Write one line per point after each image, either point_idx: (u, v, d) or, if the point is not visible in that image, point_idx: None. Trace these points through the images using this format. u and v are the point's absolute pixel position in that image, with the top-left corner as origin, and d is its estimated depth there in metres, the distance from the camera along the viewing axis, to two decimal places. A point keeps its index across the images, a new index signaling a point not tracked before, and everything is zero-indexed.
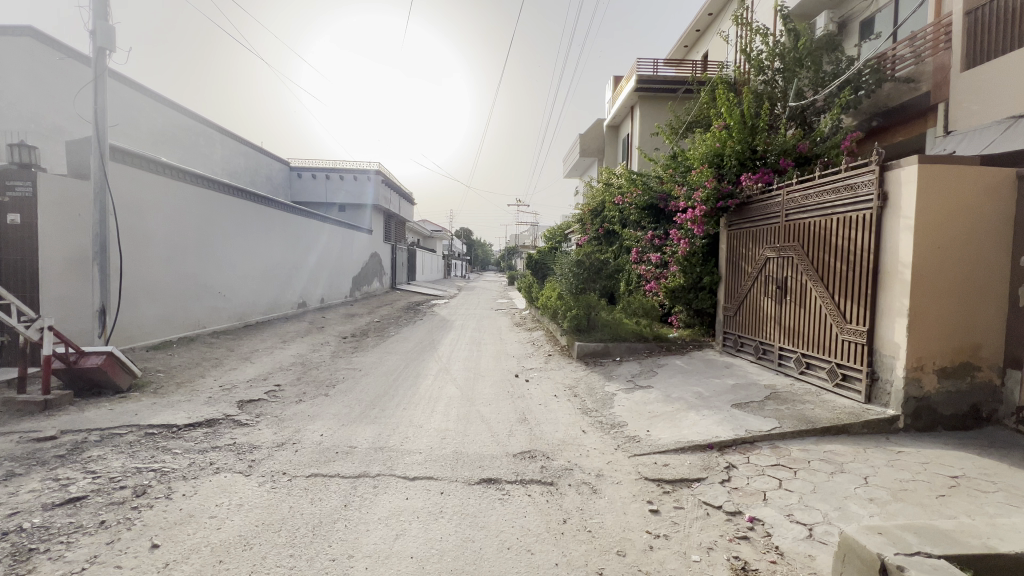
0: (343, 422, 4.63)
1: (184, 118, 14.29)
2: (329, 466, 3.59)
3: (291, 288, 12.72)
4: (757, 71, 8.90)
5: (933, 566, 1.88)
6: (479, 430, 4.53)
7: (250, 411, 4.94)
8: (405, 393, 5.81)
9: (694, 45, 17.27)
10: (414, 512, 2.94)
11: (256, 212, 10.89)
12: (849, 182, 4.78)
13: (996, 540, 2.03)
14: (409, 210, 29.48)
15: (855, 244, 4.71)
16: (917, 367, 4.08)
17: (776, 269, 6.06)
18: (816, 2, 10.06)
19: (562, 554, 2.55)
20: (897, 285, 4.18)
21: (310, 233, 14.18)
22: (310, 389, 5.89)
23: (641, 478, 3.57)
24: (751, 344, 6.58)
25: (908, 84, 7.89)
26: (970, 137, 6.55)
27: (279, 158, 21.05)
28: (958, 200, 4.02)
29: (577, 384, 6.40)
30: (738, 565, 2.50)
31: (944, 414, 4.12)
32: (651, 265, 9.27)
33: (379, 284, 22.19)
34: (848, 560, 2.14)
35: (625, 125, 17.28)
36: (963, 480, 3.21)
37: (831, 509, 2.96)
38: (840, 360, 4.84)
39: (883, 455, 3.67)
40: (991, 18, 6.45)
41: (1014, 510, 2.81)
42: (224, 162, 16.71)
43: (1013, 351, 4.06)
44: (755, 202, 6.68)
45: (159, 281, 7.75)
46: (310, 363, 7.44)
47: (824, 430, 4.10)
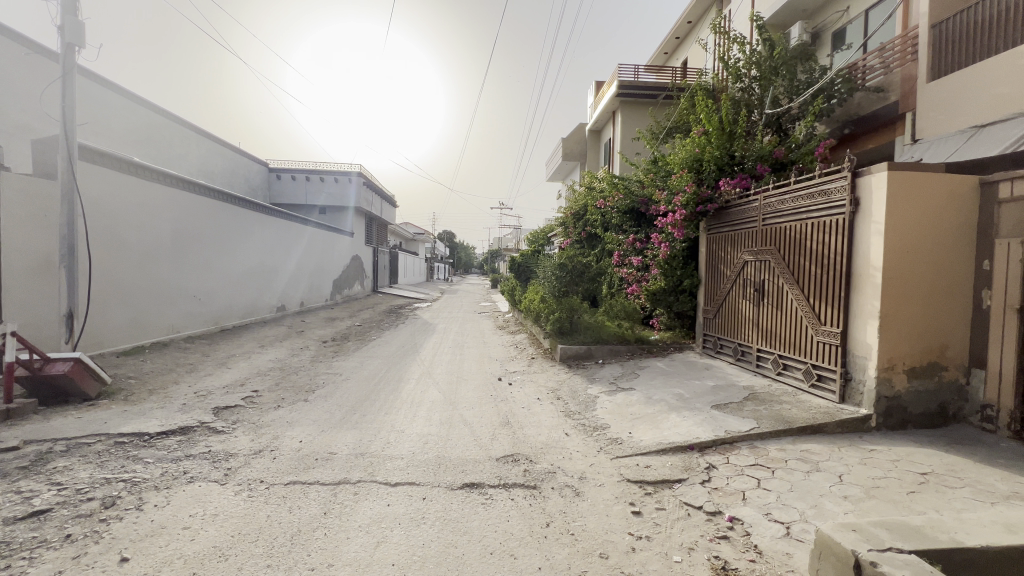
0: (323, 428, 4.55)
1: (157, 117, 13.90)
2: (308, 473, 3.52)
3: (269, 292, 12.46)
4: (735, 79, 9.10)
5: (904, 561, 1.93)
6: (462, 434, 4.49)
7: (226, 418, 4.81)
8: (386, 398, 5.73)
9: (674, 52, 17.58)
10: (395, 518, 2.91)
11: (233, 215, 10.69)
12: (823, 188, 4.91)
13: (962, 534, 2.10)
14: (391, 214, 29.24)
15: (828, 247, 4.83)
16: (888, 367, 4.20)
17: (754, 272, 6.19)
18: (790, 13, 10.34)
19: (545, 558, 2.55)
20: (869, 287, 4.31)
21: (289, 236, 13.94)
22: (288, 395, 5.77)
23: (622, 480, 3.59)
24: (730, 346, 6.70)
25: (878, 94, 8.17)
26: (935, 145, 6.81)
27: (257, 159, 20.67)
28: (925, 206, 4.17)
29: (559, 387, 6.41)
30: (718, 565, 2.53)
31: (913, 413, 4.25)
32: (633, 268, 9.37)
33: (360, 287, 21.92)
34: (824, 557, 2.18)
35: (607, 130, 17.47)
36: (932, 477, 3.32)
37: (807, 508, 3.02)
38: (815, 361, 4.96)
39: (857, 454, 3.76)
40: (956, 30, 6.70)
41: (980, 505, 2.92)
42: (201, 163, 16.34)
43: (977, 351, 4.21)
44: (733, 207, 6.82)
45: (130, 284, 7.52)
46: (289, 368, 7.30)
47: (800, 430, 4.19)
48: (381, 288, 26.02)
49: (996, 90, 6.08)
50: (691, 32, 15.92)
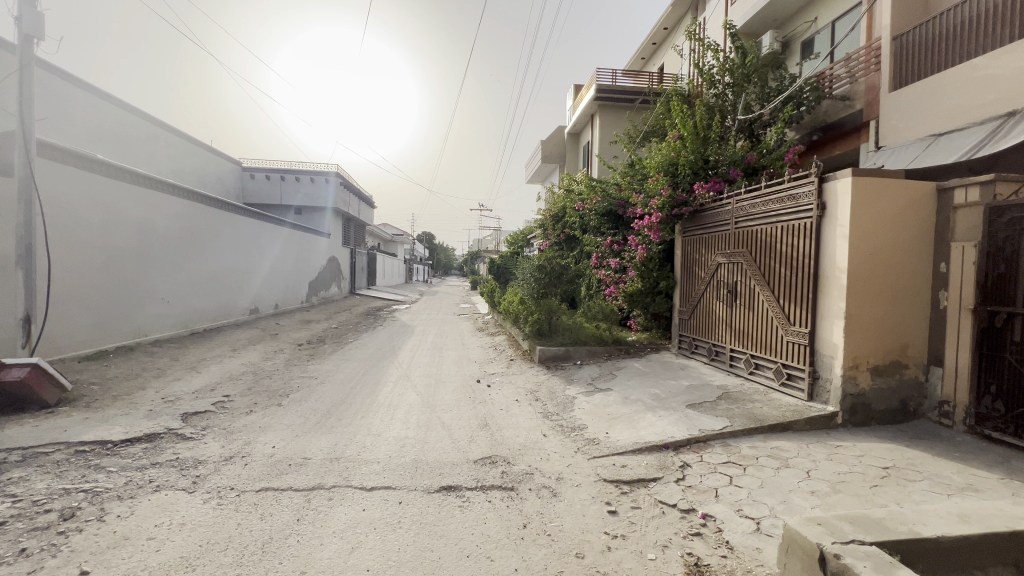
0: (297, 433, 4.46)
1: (123, 113, 13.43)
2: (281, 479, 3.45)
3: (242, 294, 12.14)
4: (709, 85, 9.38)
5: (865, 553, 2.01)
6: (440, 437, 4.47)
7: (195, 424, 4.67)
8: (363, 401, 5.66)
9: (651, 57, 17.87)
10: (371, 523, 2.87)
11: (204, 215, 10.38)
12: (792, 192, 5.07)
13: (920, 525, 2.19)
14: (369, 214, 28.87)
15: (797, 250, 4.99)
16: (853, 365, 4.36)
17: (727, 274, 6.33)
18: (761, 22, 10.64)
19: (522, 559, 2.56)
20: (835, 289, 4.47)
21: (264, 236, 13.61)
22: (261, 400, 5.63)
23: (599, 480, 3.63)
24: (704, 346, 6.83)
25: (845, 102, 8.48)
26: (897, 153, 7.06)
27: (230, 158, 20.14)
28: (888, 210, 4.34)
29: (538, 389, 6.43)
30: (692, 562, 2.58)
31: (877, 410, 4.42)
32: (611, 269, 9.46)
33: (337, 289, 21.54)
34: (791, 551, 2.25)
35: (585, 133, 17.66)
36: (893, 471, 3.45)
37: (776, 503, 3.11)
38: (785, 360, 5.10)
39: (824, 450, 3.89)
40: (916, 44, 7.01)
41: (937, 497, 3.05)
42: (170, 161, 15.85)
43: (935, 350, 4.41)
44: (707, 210, 6.97)
45: (94, 286, 7.24)
46: (263, 371, 7.14)
47: (770, 428, 4.31)
48: (359, 289, 25.69)
49: (954, 100, 6.37)
50: (668, 38, 16.21)
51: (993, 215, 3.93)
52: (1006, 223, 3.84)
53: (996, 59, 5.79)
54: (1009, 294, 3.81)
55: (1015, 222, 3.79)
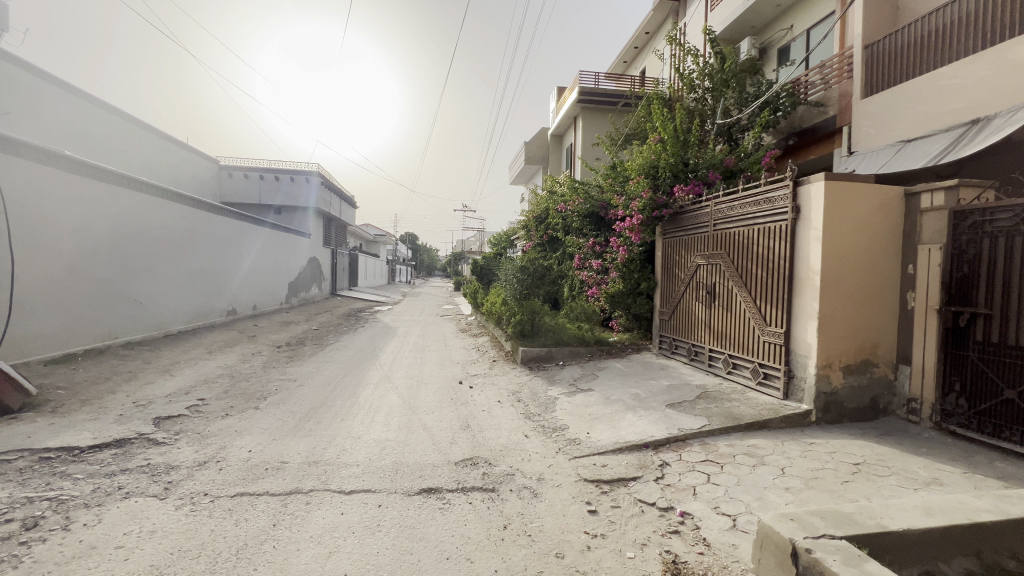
0: (274, 437, 4.38)
1: (94, 110, 13.03)
2: (257, 484, 3.38)
3: (220, 295, 11.87)
4: (689, 89, 9.56)
5: (835, 546, 2.06)
6: (421, 439, 4.44)
7: (168, 429, 4.54)
8: (343, 404, 5.58)
9: (632, 61, 18.09)
10: (350, 527, 2.84)
11: (180, 215, 10.11)
12: (768, 196, 5.19)
13: (887, 519, 2.26)
14: (351, 215, 28.54)
15: (773, 251, 5.10)
16: (826, 364, 4.47)
17: (706, 276, 6.44)
18: (739, 29, 10.88)
19: (502, 560, 2.56)
20: (809, 289, 4.58)
21: (242, 237, 13.34)
22: (238, 403, 5.52)
23: (580, 480, 3.65)
24: (684, 346, 6.93)
25: (819, 108, 8.71)
26: (867, 157, 7.25)
27: (207, 156, 19.66)
28: (858, 214, 4.47)
29: (520, 390, 6.43)
30: (669, 559, 2.61)
31: (849, 407, 4.54)
32: (593, 271, 9.54)
33: (318, 291, 21.20)
34: (765, 547, 2.30)
35: (568, 135, 17.77)
36: (864, 466, 3.56)
37: (752, 500, 3.17)
38: (762, 360, 5.21)
39: (798, 447, 3.98)
40: (887, 51, 7.23)
41: (904, 491, 3.15)
42: (144, 158, 15.39)
43: (903, 349, 4.55)
44: (687, 212, 7.08)
45: (62, 287, 7.01)
46: (240, 374, 6.99)
47: (746, 426, 4.39)
48: (341, 290, 25.36)
49: (922, 108, 6.59)
50: (649, 43, 16.43)
51: (957, 219, 4.08)
52: (969, 226, 3.99)
53: (961, 68, 6.03)
54: (971, 295, 3.96)
55: (978, 225, 3.93)
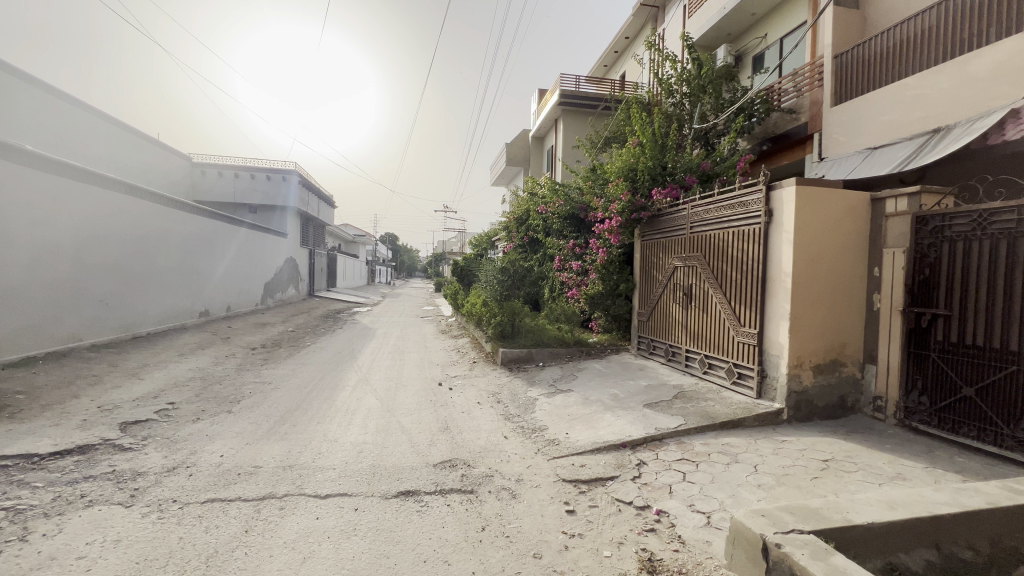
0: (248, 441, 4.28)
1: (58, 102, 12.52)
2: (228, 490, 3.30)
3: (191, 296, 11.51)
4: (668, 94, 9.74)
5: (804, 541, 2.12)
6: (399, 441, 4.40)
7: (135, 434, 4.39)
8: (319, 407, 5.48)
9: (613, 65, 18.32)
10: (325, 531, 2.79)
11: (150, 213, 9.80)
12: (742, 200, 5.32)
13: (853, 513, 2.34)
14: (330, 214, 28.10)
15: (747, 254, 5.23)
16: (797, 364, 4.60)
17: (683, 277, 6.55)
18: (716, 36, 11.14)
19: (480, 562, 2.55)
20: (781, 291, 4.71)
21: (217, 236, 13.00)
22: (209, 407, 5.37)
23: (558, 480, 3.67)
24: (662, 347, 7.03)
25: (791, 115, 8.96)
26: (837, 163, 7.48)
27: (180, 153, 19.12)
28: (827, 218, 4.62)
29: (500, 391, 6.43)
30: (645, 557, 2.65)
31: (818, 405, 4.68)
32: (573, 273, 9.61)
33: (295, 291, 20.80)
34: (737, 543, 2.36)
35: (549, 137, 17.89)
36: (832, 463, 3.67)
37: (726, 497, 3.24)
38: (736, 360, 5.33)
39: (770, 445, 4.09)
40: (855, 62, 7.49)
41: (871, 486, 3.26)
42: (112, 154, 14.88)
43: (869, 349, 4.71)
44: (664, 215, 7.19)
45: (22, 287, 6.71)
46: (212, 377, 6.80)
47: (721, 425, 4.49)
48: (318, 291, 24.92)
49: (888, 116, 6.84)
50: (629, 47, 16.65)
51: (919, 224, 4.25)
52: (930, 231, 4.16)
53: (924, 79, 6.29)
54: (932, 296, 4.12)
55: (938, 229, 4.10)
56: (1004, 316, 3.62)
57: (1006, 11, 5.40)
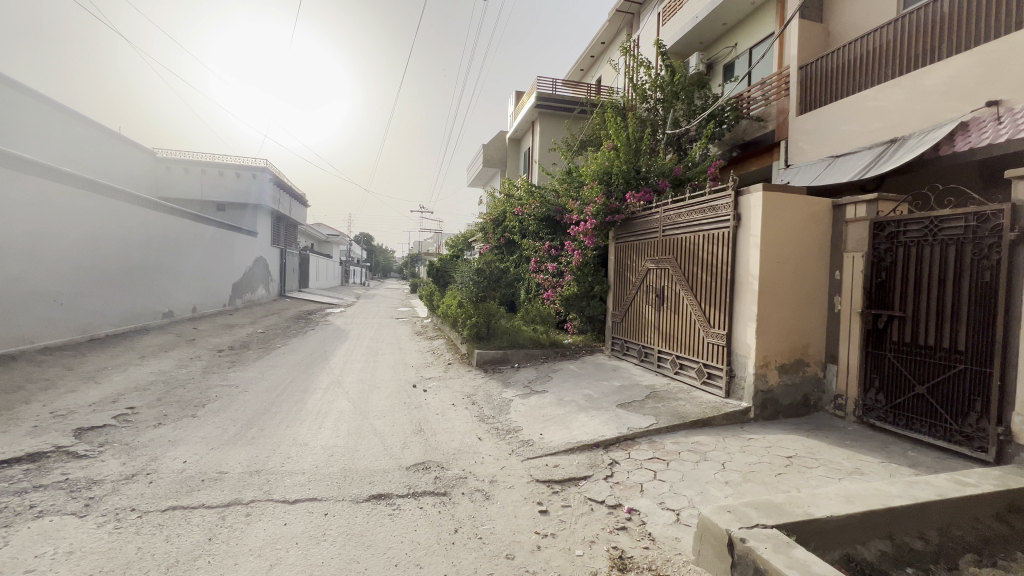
0: (212, 446, 4.14)
1: (10, 91, 11.89)
2: (192, 497, 3.18)
3: (155, 296, 11.07)
4: (642, 99, 9.97)
5: (767, 535, 2.20)
6: (371, 444, 4.33)
7: (91, 441, 4.19)
8: (289, 410, 5.36)
9: (588, 70, 18.51)
10: (292, 538, 2.72)
11: (110, 210, 9.41)
12: (712, 204, 5.47)
13: (813, 507, 2.43)
14: (302, 213, 27.49)
15: (716, 257, 5.37)
16: (763, 364, 4.75)
17: (655, 279, 6.68)
18: (688, 44, 11.41)
19: (452, 564, 2.54)
20: (748, 293, 4.86)
21: (183, 234, 12.57)
22: (172, 411, 5.16)
23: (532, 481, 3.69)
24: (635, 348, 7.14)
25: (759, 122, 9.24)
26: (801, 170, 7.74)
27: (144, 148, 18.45)
28: (792, 222, 4.79)
29: (475, 392, 6.41)
30: (616, 555, 2.68)
31: (783, 404, 4.84)
32: (549, 274, 9.67)
33: (265, 292, 20.24)
34: (704, 539, 2.42)
35: (526, 139, 17.97)
36: (795, 459, 3.80)
37: (695, 494, 3.31)
38: (706, 360, 5.46)
39: (737, 443, 4.20)
40: (819, 73, 7.80)
41: (830, 481, 3.39)
42: (70, 148, 14.21)
43: (831, 349, 4.90)
44: (638, 218, 7.30)
45: None
46: (175, 380, 6.56)
47: (691, 424, 4.59)
48: (289, 291, 24.31)
49: (849, 126, 7.14)
50: (604, 53, 16.89)
51: (877, 229, 4.45)
52: (886, 236, 4.36)
53: (883, 91, 6.60)
54: (888, 299, 4.32)
55: (893, 235, 4.30)
56: (953, 317, 3.81)
57: (959, 30, 5.71)
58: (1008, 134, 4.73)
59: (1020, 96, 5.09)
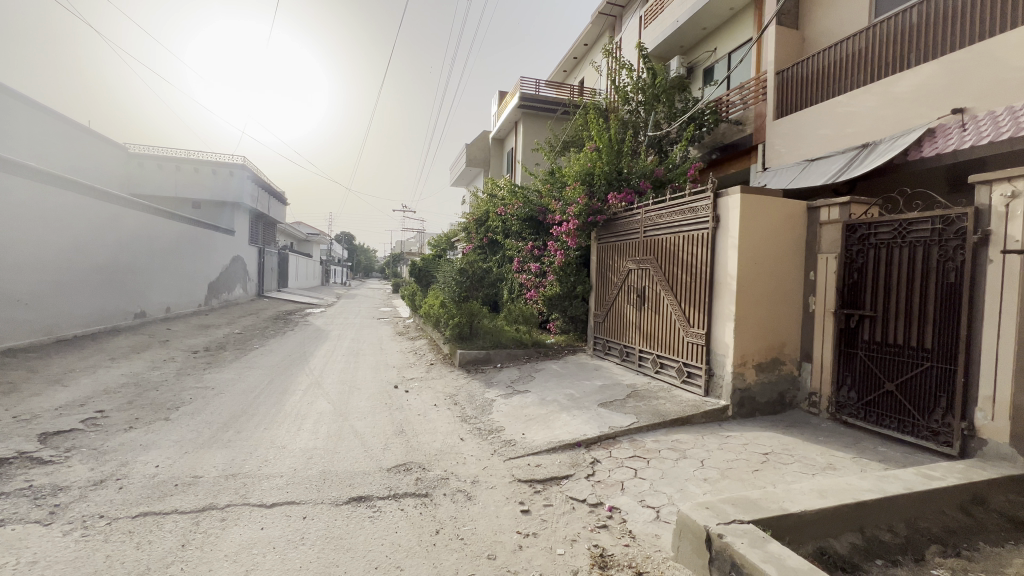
0: (186, 450, 4.04)
1: None
2: (164, 502, 3.10)
3: (126, 296, 10.74)
4: (624, 101, 10.10)
5: (744, 530, 2.24)
6: (351, 446, 4.28)
7: (57, 446, 4.03)
8: (267, 412, 5.25)
9: (571, 71, 18.61)
10: (270, 542, 2.67)
11: (79, 207, 9.09)
12: (692, 206, 5.56)
13: (788, 502, 2.49)
14: (281, 211, 26.97)
15: (696, 258, 5.46)
16: (741, 363, 4.84)
17: (637, 280, 6.75)
18: (670, 47, 11.57)
19: (433, 566, 2.52)
20: (726, 293, 4.95)
21: (157, 232, 12.22)
22: (144, 414, 5.02)
23: (514, 481, 3.69)
24: (616, 347, 7.20)
25: (738, 126, 9.41)
26: (777, 173, 7.90)
27: (116, 144, 17.90)
28: (769, 224, 4.89)
29: (457, 393, 6.38)
30: (597, 553, 2.70)
31: (760, 402, 4.94)
32: (532, 274, 9.71)
33: (242, 291, 19.79)
34: (684, 535, 2.47)
35: (510, 139, 17.97)
36: (771, 455, 3.89)
37: (674, 492, 3.36)
38: (686, 360, 5.54)
39: (715, 441, 4.27)
40: (795, 80, 8.01)
41: (805, 477, 3.48)
42: (36, 142, 13.65)
43: (806, 348, 5.03)
44: (619, 219, 7.38)
45: None
46: (147, 382, 6.36)
47: (671, 422, 4.65)
48: (268, 291, 23.81)
49: (823, 131, 7.33)
50: (587, 54, 16.98)
51: (849, 231, 4.59)
52: (858, 238, 4.50)
53: (855, 98, 6.80)
54: (860, 299, 4.45)
55: (864, 237, 4.44)
56: (920, 316, 3.94)
57: (927, 40, 5.95)
58: (972, 141, 4.92)
59: (982, 105, 5.31)
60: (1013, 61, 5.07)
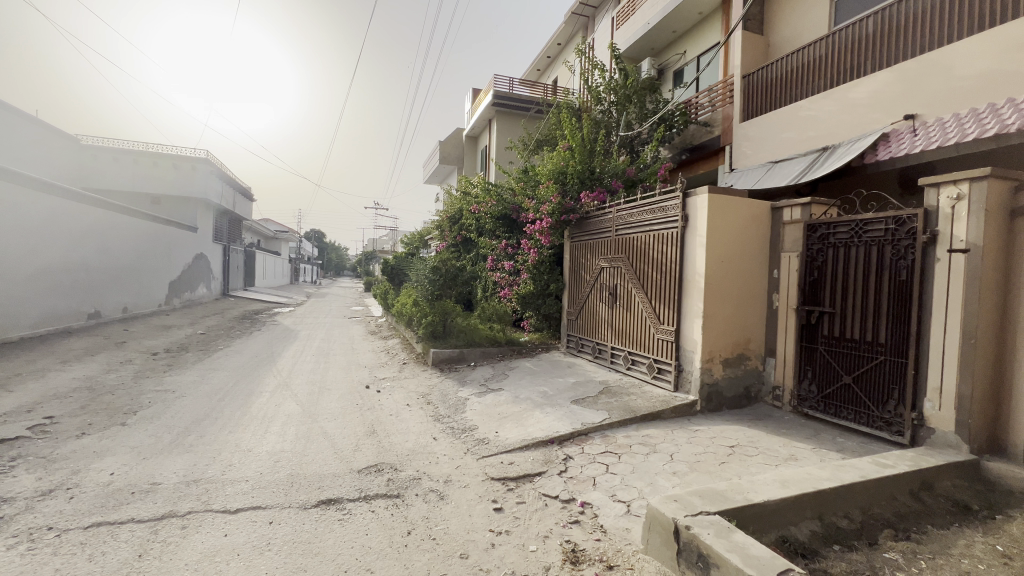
0: (144, 456, 3.87)
1: None
2: (121, 511, 2.96)
3: (79, 296, 10.17)
4: (597, 101, 10.19)
5: (711, 521, 2.30)
6: (321, 447, 4.19)
7: (0, 455, 3.79)
8: (232, 415, 5.08)
9: (545, 70, 18.69)
10: (234, 549, 2.59)
11: (22, 201, 8.47)
12: (662, 205, 5.67)
13: (752, 493, 2.57)
14: (248, 208, 26.12)
15: (666, 256, 5.57)
16: (709, 359, 4.97)
17: (609, 278, 6.83)
18: (641, 49, 11.77)
19: (404, 567, 2.49)
20: (695, 291, 5.07)
21: (113, 229, 11.62)
22: (99, 420, 4.78)
23: (486, 479, 3.68)
24: (589, 345, 7.28)
25: (706, 128, 9.63)
26: (742, 174, 8.12)
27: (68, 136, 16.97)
28: (736, 224, 5.03)
29: (429, 392, 6.31)
30: (569, 548, 2.72)
31: (726, 396, 5.09)
32: (505, 272, 9.75)
33: (206, 291, 19.04)
34: (653, 528, 2.52)
35: (483, 137, 17.89)
36: (736, 448, 4.00)
37: (645, 486, 3.42)
38: (657, 356, 5.64)
39: (685, 435, 4.37)
40: (759, 84, 8.25)
41: (768, 468, 3.60)
42: None
43: (769, 344, 5.20)
44: (592, 218, 7.45)
45: None
46: (102, 386, 6.06)
47: (641, 418, 4.74)
48: (234, 290, 22.98)
49: (786, 133, 7.57)
50: (561, 54, 17.09)
51: (810, 231, 4.76)
52: (818, 238, 4.67)
53: (816, 102, 7.06)
54: (820, 295, 4.63)
55: (824, 236, 4.61)
56: (875, 311, 4.13)
57: (884, 48, 6.23)
58: (922, 146, 5.20)
59: (932, 111, 5.61)
60: (961, 71, 5.37)
